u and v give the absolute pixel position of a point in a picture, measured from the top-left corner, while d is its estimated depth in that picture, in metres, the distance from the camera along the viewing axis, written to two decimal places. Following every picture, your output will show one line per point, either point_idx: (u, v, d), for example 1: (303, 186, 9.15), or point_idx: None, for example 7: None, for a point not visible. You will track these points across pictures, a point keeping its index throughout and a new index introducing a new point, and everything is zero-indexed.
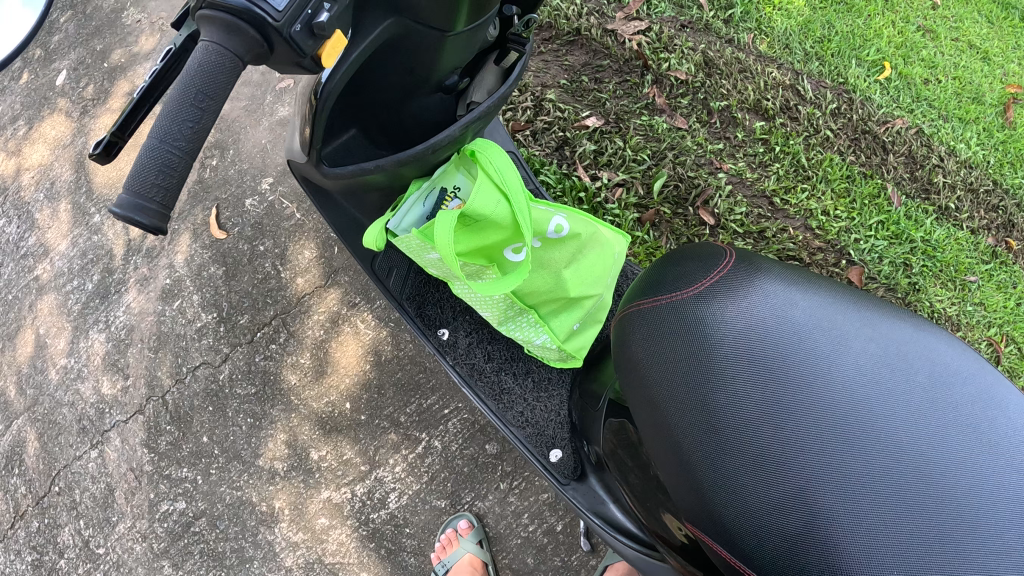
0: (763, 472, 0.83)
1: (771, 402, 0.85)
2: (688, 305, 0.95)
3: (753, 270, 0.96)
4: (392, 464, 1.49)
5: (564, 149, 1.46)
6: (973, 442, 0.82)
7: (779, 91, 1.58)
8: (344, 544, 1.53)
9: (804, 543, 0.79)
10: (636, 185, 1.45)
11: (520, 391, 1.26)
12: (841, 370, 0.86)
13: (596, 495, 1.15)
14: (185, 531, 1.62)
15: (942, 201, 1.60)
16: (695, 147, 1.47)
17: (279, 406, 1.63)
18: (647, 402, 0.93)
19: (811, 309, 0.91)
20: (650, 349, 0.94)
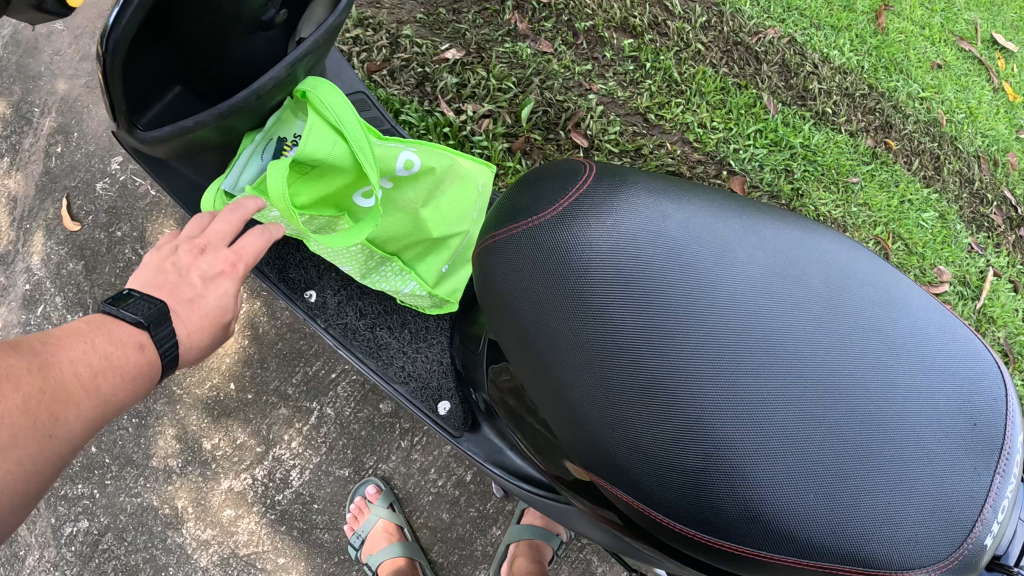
0: (655, 405, 0.75)
1: (660, 329, 0.78)
2: (546, 229, 0.85)
3: (620, 183, 0.88)
4: (288, 441, 1.41)
5: (425, 85, 1.38)
6: (874, 348, 0.78)
7: (646, 7, 1.54)
8: (254, 532, 1.45)
9: (706, 477, 0.71)
10: (503, 115, 1.39)
11: (398, 343, 1.19)
12: (727, 286, 0.80)
13: (493, 444, 1.09)
14: (95, 550, 1.48)
15: (818, 106, 1.62)
16: (562, 70, 1.44)
17: (163, 399, 1.50)
18: (526, 343, 0.83)
19: (685, 222, 0.85)
20: (525, 284, 0.84)
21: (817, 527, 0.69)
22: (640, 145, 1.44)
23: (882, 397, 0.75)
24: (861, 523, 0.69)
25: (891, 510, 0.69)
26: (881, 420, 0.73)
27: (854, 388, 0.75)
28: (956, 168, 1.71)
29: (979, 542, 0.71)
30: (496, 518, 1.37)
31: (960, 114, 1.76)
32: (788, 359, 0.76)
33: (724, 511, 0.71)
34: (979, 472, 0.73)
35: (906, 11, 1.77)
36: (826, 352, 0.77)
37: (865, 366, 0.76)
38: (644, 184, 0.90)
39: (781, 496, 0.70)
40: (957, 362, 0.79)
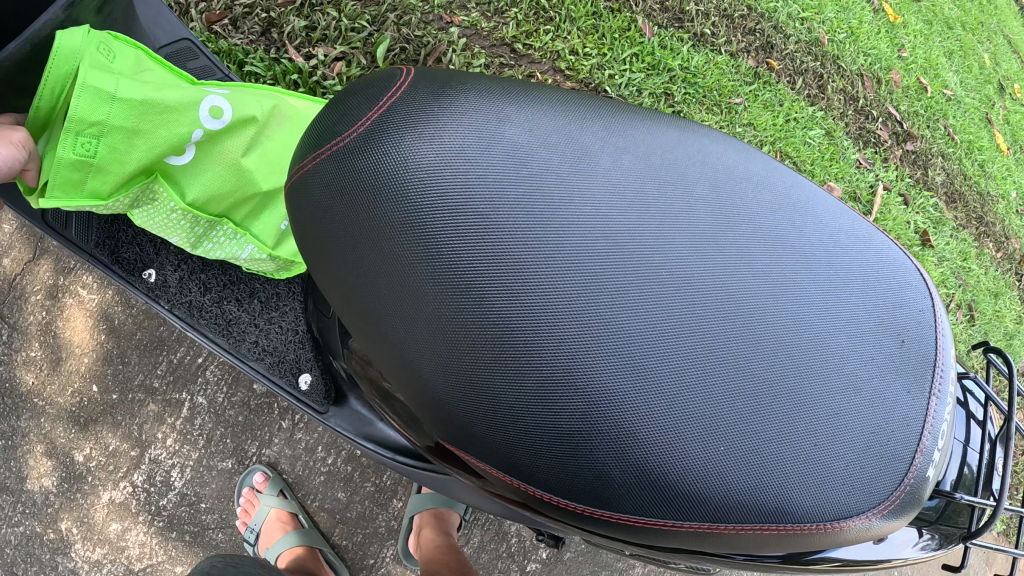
0: (516, 364, 0.58)
1: (518, 269, 0.60)
2: (358, 153, 0.65)
3: (446, 90, 0.69)
4: (163, 439, 1.30)
5: (270, 32, 1.28)
6: (779, 263, 0.65)
7: None
8: (145, 544, 1.35)
9: (590, 445, 0.58)
10: (357, 56, 1.32)
11: (249, 316, 1.10)
12: (597, 205, 0.63)
13: (362, 416, 1.04)
14: None
15: (696, 28, 1.57)
16: (420, 3, 1.35)
17: (25, 415, 1.35)
18: (359, 305, 0.65)
19: (532, 126, 0.67)
20: (348, 232, 0.64)
21: (732, 488, 0.58)
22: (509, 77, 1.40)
23: (793, 323, 0.63)
24: (779, 474, 0.59)
25: (814, 453, 0.60)
26: (797, 351, 0.62)
27: (765, 316, 0.62)
28: (840, 86, 1.72)
29: (922, 475, 0.63)
30: (396, 490, 1.31)
31: (842, 33, 1.75)
32: (679, 290, 0.62)
33: (618, 483, 0.58)
34: (909, 394, 0.64)
35: None
36: (724, 275, 0.63)
37: (772, 287, 0.63)
38: (481, 87, 0.71)
39: (684, 458, 0.58)
40: (876, 273, 0.68)
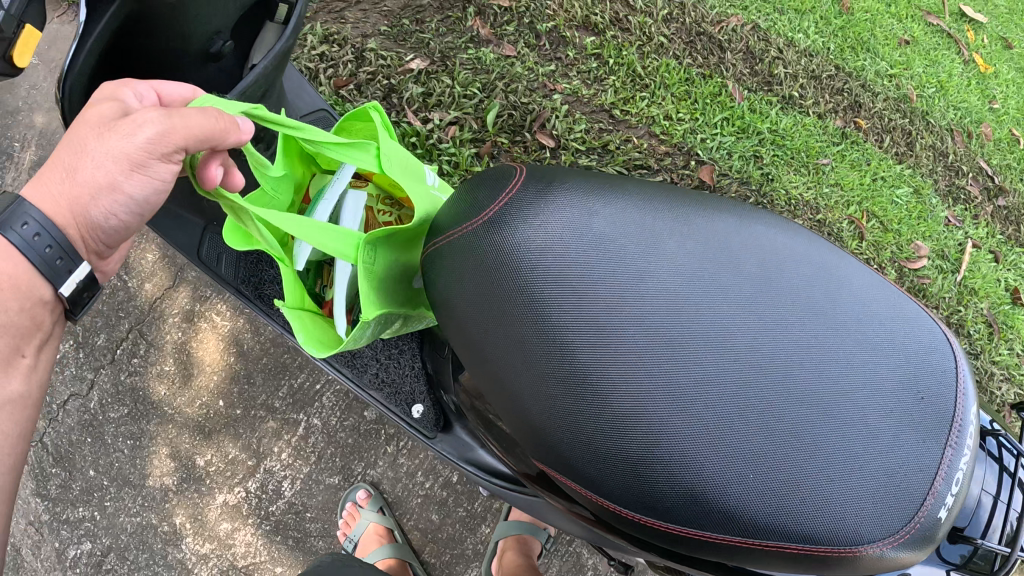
0: (594, 401, 0.74)
1: (597, 327, 0.76)
2: (479, 234, 0.82)
3: (547, 182, 0.84)
4: (278, 453, 1.47)
5: (390, 97, 1.43)
6: (810, 328, 0.77)
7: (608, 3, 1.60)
8: (252, 544, 1.50)
9: (650, 469, 0.72)
10: (469, 120, 1.45)
11: (371, 351, 1.21)
12: (658, 280, 0.78)
13: (464, 443, 1.15)
14: (97, 571, 1.54)
15: (785, 91, 1.70)
16: (526, 72, 1.50)
17: (155, 420, 1.54)
18: (470, 348, 0.82)
19: (614, 216, 0.82)
20: (464, 292, 0.81)
21: (767, 513, 0.70)
22: (607, 141, 1.52)
23: (817, 380, 0.75)
24: (808, 507, 0.70)
25: (838, 491, 0.70)
26: (821, 403, 0.73)
27: (792, 374, 0.75)
28: (928, 142, 1.77)
29: (934, 515, 0.71)
30: (485, 516, 1.42)
31: (931, 88, 1.81)
32: (720, 350, 0.75)
33: (672, 501, 0.71)
34: (925, 443, 0.73)
35: None
36: (762, 338, 0.76)
37: (800, 349, 0.76)
38: (574, 179, 0.86)
39: (727, 486, 0.70)
40: (901, 339, 0.78)
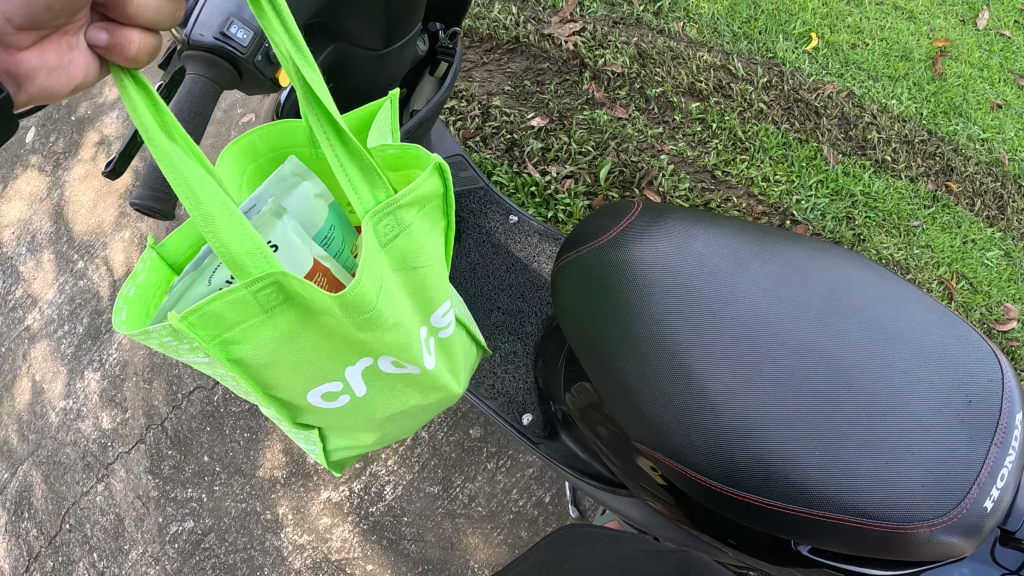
0: (684, 384, 0.88)
1: (688, 325, 0.91)
2: (600, 251, 0.99)
3: (654, 213, 1.02)
4: (384, 459, 1.64)
5: (514, 150, 1.76)
6: (873, 339, 0.88)
7: (710, 72, 1.90)
8: (347, 540, 1.65)
9: (729, 444, 0.84)
10: (584, 174, 1.73)
11: (489, 364, 1.42)
12: (744, 295, 0.92)
13: (568, 448, 1.24)
14: (197, 546, 1.90)
15: (877, 155, 1.82)
16: (636, 134, 1.80)
17: (271, 418, 1.81)
18: (581, 340, 0.98)
19: (709, 241, 0.97)
20: (581, 294, 0.98)
21: (830, 488, 0.80)
22: (710, 198, 1.75)
23: (877, 380, 0.85)
24: (865, 486, 0.79)
25: (892, 474, 0.79)
26: (878, 401, 0.83)
27: (854, 374, 0.86)
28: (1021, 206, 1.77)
29: (978, 505, 0.79)
30: None
31: None
32: (793, 355, 0.88)
33: (747, 472, 0.83)
34: (975, 442, 0.81)
35: (963, 56, 1.95)
36: (829, 344, 0.88)
37: (863, 354, 0.87)
38: (676, 211, 1.03)
39: (794, 462, 0.82)
40: (958, 354, 0.87)
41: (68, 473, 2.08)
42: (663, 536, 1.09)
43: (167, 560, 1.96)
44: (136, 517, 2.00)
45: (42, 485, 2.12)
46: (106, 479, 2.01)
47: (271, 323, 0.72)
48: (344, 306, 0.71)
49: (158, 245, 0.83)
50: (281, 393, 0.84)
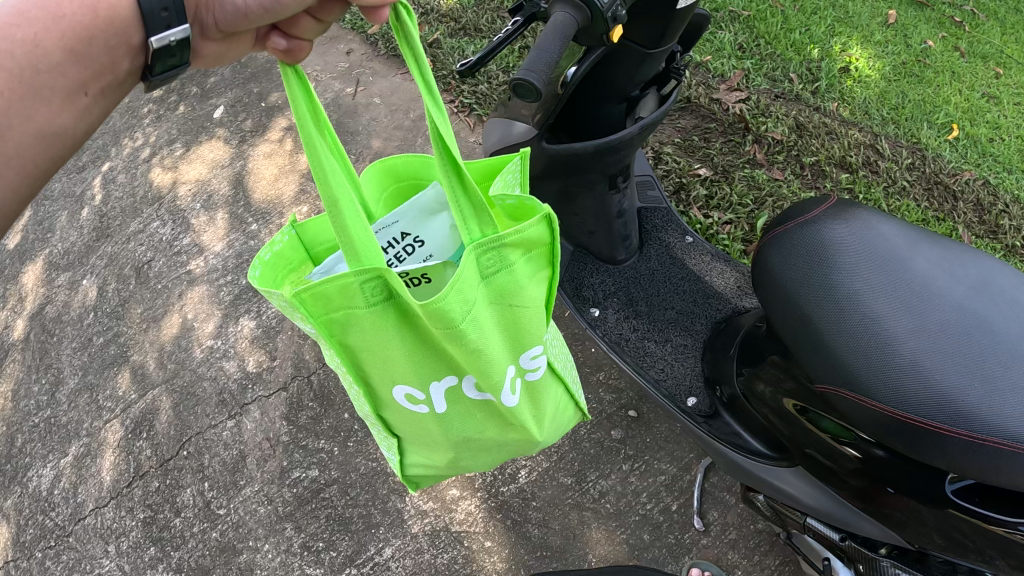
0: (861, 322, 1.26)
1: (867, 283, 1.29)
2: (803, 227, 1.44)
3: (847, 210, 1.45)
4: (526, 444, 2.05)
5: (682, 194, 2.33)
6: (1006, 310, 1.22)
7: (861, 149, 2.47)
8: (472, 514, 1.98)
9: (891, 368, 1.20)
10: (742, 222, 2.25)
11: (660, 352, 1.95)
12: (916, 267, 1.30)
13: (731, 423, 1.73)
14: (314, 496, 2.13)
15: (1007, 240, 2.28)
16: (789, 195, 2.32)
17: None
18: (783, 295, 1.40)
19: (888, 231, 1.38)
20: (786, 255, 1.42)
21: (966, 399, 1.13)
22: None
23: (1008, 334, 1.18)
24: (992, 402, 1.11)
25: (1012, 397, 1.11)
26: (1008, 348, 1.17)
27: (990, 329, 1.19)
28: None
29: None
30: (690, 548, 1.84)
31: None
32: (956, 311, 1.22)
33: (903, 387, 1.18)
34: None
35: None
36: (974, 308, 1.22)
37: (999, 319, 1.21)
38: (861, 211, 1.46)
39: (940, 381, 1.15)
40: None
41: (197, 405, 2.37)
42: (810, 504, 1.52)
43: (280, 503, 2.15)
44: (257, 458, 2.24)
45: (167, 412, 2.39)
46: (236, 417, 2.28)
47: (375, 316, 0.92)
48: (434, 314, 0.87)
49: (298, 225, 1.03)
50: (377, 387, 1.04)
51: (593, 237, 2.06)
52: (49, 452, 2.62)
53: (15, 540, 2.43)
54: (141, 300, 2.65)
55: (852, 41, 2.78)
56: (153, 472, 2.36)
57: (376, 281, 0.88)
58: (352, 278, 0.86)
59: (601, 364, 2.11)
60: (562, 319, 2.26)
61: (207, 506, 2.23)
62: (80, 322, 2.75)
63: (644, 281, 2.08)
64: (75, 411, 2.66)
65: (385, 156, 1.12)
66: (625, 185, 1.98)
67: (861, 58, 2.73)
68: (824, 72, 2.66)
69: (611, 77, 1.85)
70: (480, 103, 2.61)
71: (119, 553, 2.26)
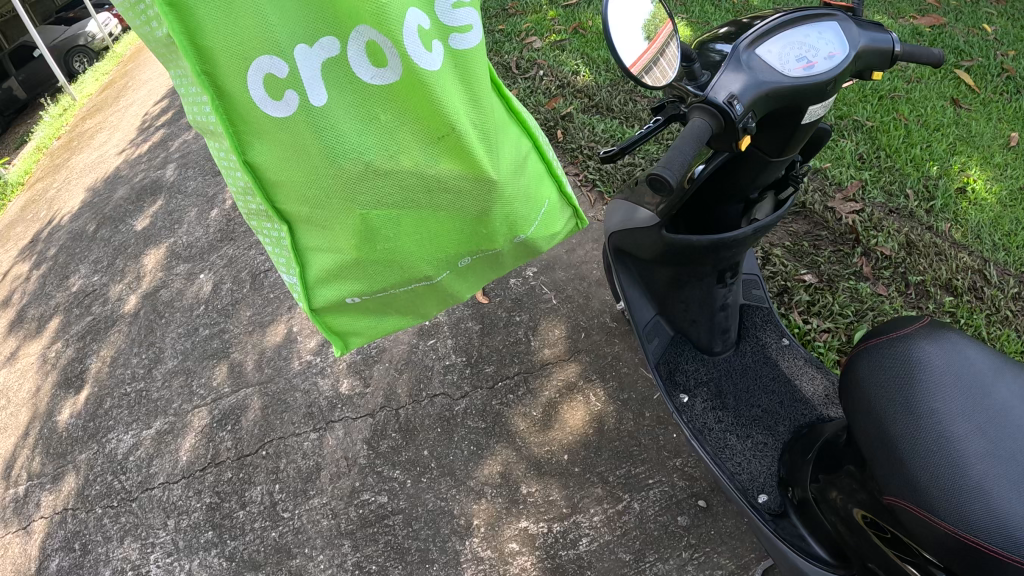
0: (935, 440, 1.25)
1: (948, 403, 1.28)
2: (893, 338, 1.45)
3: (941, 327, 1.44)
4: (592, 513, 2.06)
5: (784, 294, 2.49)
6: None
7: (969, 274, 2.50)
8: (525, 571, 1.98)
9: (958, 490, 1.19)
10: (840, 331, 2.36)
11: (740, 447, 1.95)
12: (1000, 395, 1.27)
13: (798, 526, 1.70)
14: (378, 520, 2.20)
15: None
16: (891, 310, 2.40)
17: (503, 442, 2.29)
18: (865, 405, 1.41)
19: (981, 354, 1.35)
20: (873, 366, 1.43)
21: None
22: None
23: None
24: None
25: None
26: None
27: None
28: None
29: None
30: None
31: None
32: None
33: (967, 512, 1.16)
34: None
35: None
36: None
37: None
38: (956, 331, 1.44)
39: (1006, 513, 1.13)
40: None
41: (287, 412, 2.61)
42: None
43: (343, 520, 2.24)
44: (330, 473, 2.38)
45: (257, 411, 2.67)
46: (321, 430, 2.51)
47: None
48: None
49: None
50: (230, 71, 1.04)
51: (694, 325, 2.14)
52: (132, 419, 2.91)
53: (79, 493, 2.70)
54: (252, 304, 3.19)
55: (972, 162, 2.99)
56: (228, 463, 2.54)
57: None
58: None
59: (681, 450, 2.14)
60: (650, 398, 2.29)
61: (272, 507, 2.35)
62: (190, 311, 3.30)
63: (736, 376, 2.12)
64: (167, 389, 2.95)
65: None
66: (732, 281, 2.03)
67: (978, 180, 2.89)
68: (939, 191, 2.83)
69: (732, 180, 1.84)
70: (603, 180, 3.13)
71: (176, 530, 2.41)
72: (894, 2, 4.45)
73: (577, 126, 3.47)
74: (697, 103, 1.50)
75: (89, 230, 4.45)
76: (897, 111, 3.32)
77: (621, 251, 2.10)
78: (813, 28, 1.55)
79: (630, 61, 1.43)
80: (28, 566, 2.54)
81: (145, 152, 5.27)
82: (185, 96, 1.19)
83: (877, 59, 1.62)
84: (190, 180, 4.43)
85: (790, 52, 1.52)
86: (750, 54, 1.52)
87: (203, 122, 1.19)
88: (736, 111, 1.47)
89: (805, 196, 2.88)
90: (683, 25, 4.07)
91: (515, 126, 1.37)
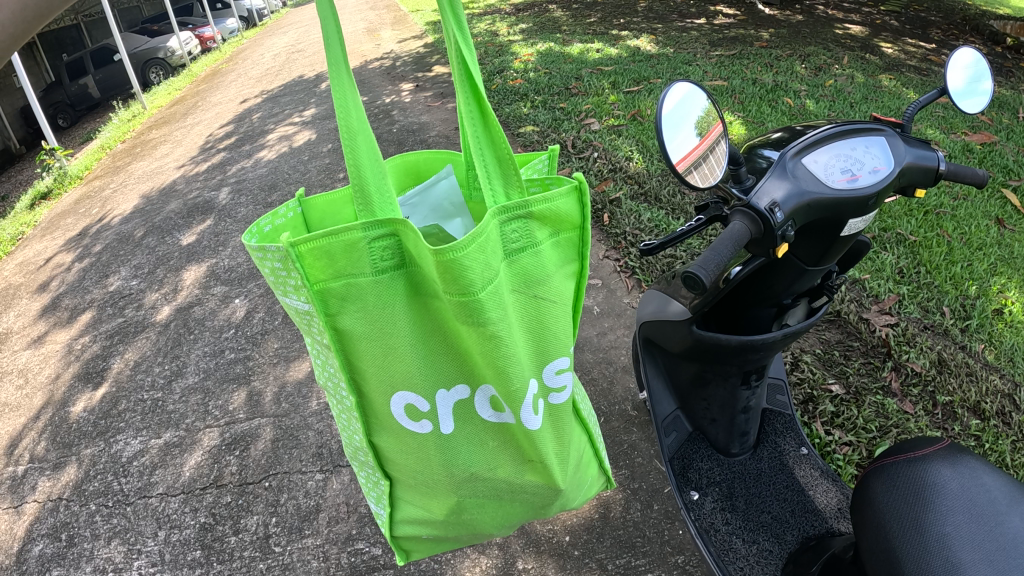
0: (938, 564, 1.22)
1: (955, 525, 1.26)
2: (909, 458, 1.43)
3: (959, 451, 1.42)
4: None
5: (808, 401, 2.51)
6: None
7: (998, 398, 2.43)
8: None
9: None
10: (861, 446, 2.33)
11: (745, 552, 1.90)
12: (1014, 526, 1.23)
13: None
14: (369, 571, 2.17)
15: None
16: (915, 429, 2.34)
17: None
18: (874, 524, 1.38)
19: (997, 483, 1.32)
20: (886, 486, 1.42)
21: None
22: None
23: None
24: None
25: None
26: None
27: None
28: None
29: None
30: None
31: None
32: None
33: None
34: None
35: None
36: None
37: None
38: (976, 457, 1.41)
39: None
40: None
41: (296, 449, 2.67)
42: None
43: (333, 565, 2.21)
44: (328, 517, 2.38)
45: (267, 442, 2.73)
46: (327, 472, 2.55)
47: (380, 288, 1.02)
48: (455, 273, 0.95)
49: (305, 199, 1.26)
50: (375, 386, 1.11)
51: (713, 424, 2.14)
52: (142, 426, 2.95)
53: (77, 486, 2.69)
54: (280, 338, 3.36)
55: (1011, 284, 2.96)
56: (229, 488, 2.56)
57: (390, 240, 1.00)
58: (362, 235, 0.97)
59: (684, 548, 2.10)
60: (659, 492, 2.29)
61: (264, 539, 2.33)
62: (219, 331, 3.48)
63: (749, 480, 2.10)
64: (184, 405, 3.03)
65: (409, 152, 1.44)
66: (757, 384, 2.03)
67: (1017, 303, 2.85)
68: (976, 310, 2.80)
69: (765, 285, 1.82)
70: (642, 269, 3.21)
71: (165, 542, 2.37)
72: (945, 119, 4.56)
73: (624, 212, 3.58)
74: (739, 207, 1.48)
75: (136, 236, 4.67)
76: (942, 228, 3.37)
77: (650, 343, 2.17)
78: (861, 141, 1.55)
79: (676, 158, 1.40)
80: (10, 546, 2.48)
81: (204, 174, 5.60)
82: (317, 365, 1.23)
83: (921, 178, 1.61)
84: (240, 211, 4.73)
85: (836, 163, 1.52)
86: (796, 163, 1.51)
87: (330, 388, 1.24)
88: (776, 217, 1.45)
89: (840, 304, 2.94)
90: (736, 122, 4.22)
91: (581, 427, 1.34)
